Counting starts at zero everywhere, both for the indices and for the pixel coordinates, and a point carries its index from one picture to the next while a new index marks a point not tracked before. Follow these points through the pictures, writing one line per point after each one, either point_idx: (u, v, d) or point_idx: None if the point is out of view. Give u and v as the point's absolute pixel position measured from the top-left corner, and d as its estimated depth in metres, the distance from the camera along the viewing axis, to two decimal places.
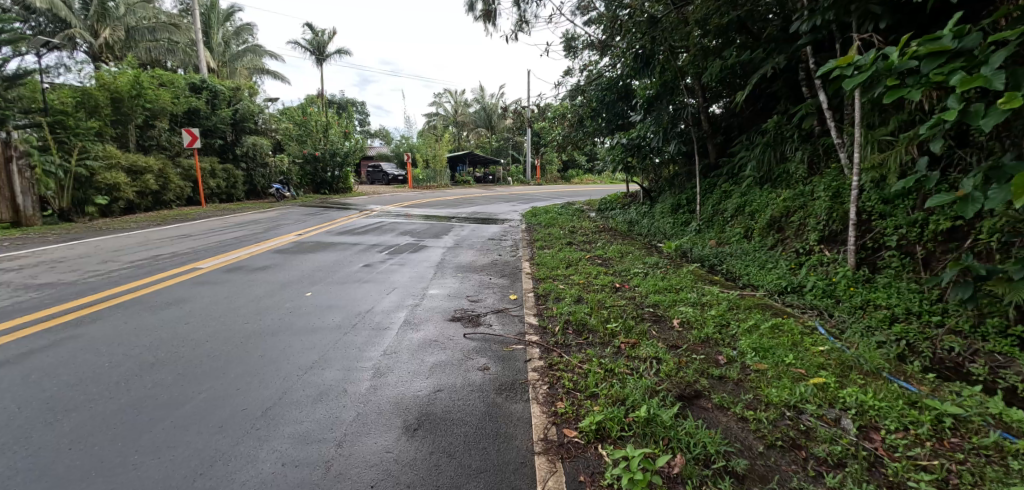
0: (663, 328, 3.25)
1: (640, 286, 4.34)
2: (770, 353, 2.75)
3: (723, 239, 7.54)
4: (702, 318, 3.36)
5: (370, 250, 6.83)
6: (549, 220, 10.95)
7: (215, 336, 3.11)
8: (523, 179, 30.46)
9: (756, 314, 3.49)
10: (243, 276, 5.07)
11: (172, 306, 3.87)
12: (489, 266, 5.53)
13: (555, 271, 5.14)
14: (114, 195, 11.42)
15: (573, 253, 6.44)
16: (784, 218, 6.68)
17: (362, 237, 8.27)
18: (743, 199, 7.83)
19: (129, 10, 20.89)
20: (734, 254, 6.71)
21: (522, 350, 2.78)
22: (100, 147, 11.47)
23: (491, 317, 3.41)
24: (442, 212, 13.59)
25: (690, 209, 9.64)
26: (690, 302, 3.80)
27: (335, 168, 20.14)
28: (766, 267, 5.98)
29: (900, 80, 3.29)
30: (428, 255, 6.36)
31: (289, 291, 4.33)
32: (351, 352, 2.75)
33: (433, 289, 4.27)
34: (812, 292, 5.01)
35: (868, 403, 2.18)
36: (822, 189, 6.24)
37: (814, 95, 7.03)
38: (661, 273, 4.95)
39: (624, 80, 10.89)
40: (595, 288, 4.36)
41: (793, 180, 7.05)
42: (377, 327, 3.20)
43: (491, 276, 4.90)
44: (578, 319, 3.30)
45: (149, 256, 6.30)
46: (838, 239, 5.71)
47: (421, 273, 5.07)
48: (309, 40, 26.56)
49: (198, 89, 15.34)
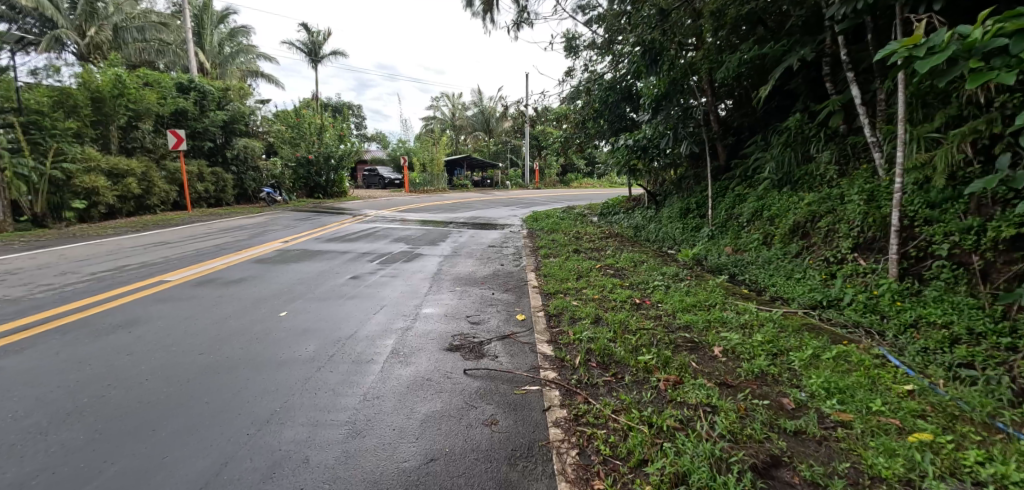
0: (705, 358, 2.69)
1: (665, 303, 3.80)
2: (848, 395, 2.20)
3: (740, 245, 7.00)
4: (749, 346, 2.81)
5: (359, 259, 6.26)
6: (552, 226, 10.39)
7: (158, 373, 2.56)
8: (521, 183, 30.02)
9: (812, 340, 2.93)
10: (214, 290, 4.51)
11: (121, 330, 3.30)
12: (490, 277, 4.97)
13: (565, 283, 4.58)
14: (93, 200, 10.80)
15: (582, 262, 5.89)
16: (809, 223, 6.14)
17: (352, 243, 7.72)
18: (760, 203, 7.31)
19: (117, 10, 20.35)
20: (755, 263, 6.18)
21: (537, 394, 2.22)
22: (78, 149, 10.86)
23: (496, 345, 2.83)
24: (439, 216, 13.02)
25: (701, 213, 9.08)
26: (727, 325, 3.25)
27: (329, 171, 19.62)
28: (794, 277, 5.46)
29: (982, 63, 2.79)
30: (424, 264, 5.79)
31: (263, 310, 3.78)
32: (322, 398, 2.20)
33: (427, 307, 3.70)
34: (852, 308, 4.48)
35: (1009, 477, 1.63)
36: (853, 192, 5.71)
37: (840, 91, 6.53)
38: (684, 285, 4.40)
39: (627, 80, 10.44)
40: (613, 305, 3.83)
41: (818, 182, 6.52)
42: (358, 361, 2.64)
43: (494, 290, 4.33)
44: (601, 348, 2.73)
45: (115, 267, 5.73)
46: (875, 247, 5.18)
47: (415, 287, 4.50)
48: (304, 41, 26.02)
49: (186, 90, 14.75)
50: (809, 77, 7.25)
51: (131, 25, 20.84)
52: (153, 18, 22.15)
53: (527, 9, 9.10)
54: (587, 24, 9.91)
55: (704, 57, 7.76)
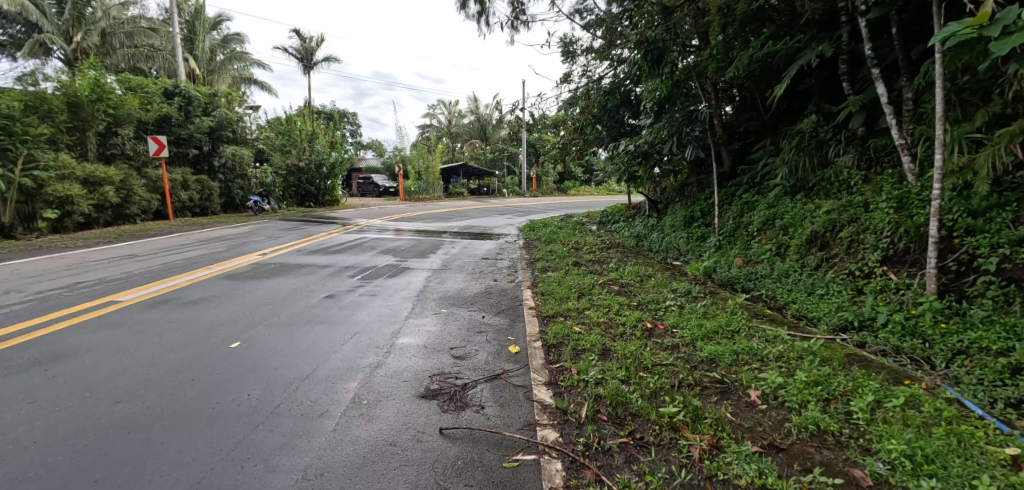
0: (743, 408, 2.18)
1: (682, 329, 3.30)
2: (940, 466, 1.71)
3: (751, 256, 6.49)
4: (795, 390, 2.30)
5: (340, 274, 5.72)
6: (550, 235, 9.89)
7: (53, 433, 2.03)
8: (518, 191, 29.72)
9: (869, 381, 2.42)
10: (166, 313, 3.95)
11: (37, 367, 2.76)
12: (481, 296, 4.44)
13: (565, 304, 4.06)
14: (66, 209, 10.25)
15: (582, 277, 5.38)
16: (828, 233, 5.64)
17: (336, 256, 7.19)
18: (771, 211, 6.82)
19: (105, 15, 19.94)
20: (770, 277, 5.68)
21: (535, 468, 1.72)
22: (52, 155, 10.33)
23: (483, 391, 2.30)
24: (432, 225, 12.53)
25: (707, 221, 8.58)
26: (761, 361, 2.75)
27: (321, 179, 19.15)
28: (816, 293, 4.95)
29: None
30: (410, 280, 5.26)
31: (215, 338, 3.24)
32: (249, 476, 1.69)
33: (404, 335, 3.16)
34: (888, 330, 3.96)
35: None
36: (880, 200, 5.23)
37: (859, 91, 6.09)
38: (699, 306, 3.89)
39: (628, 83, 10.01)
40: (622, 333, 3.30)
41: (837, 189, 6.04)
42: (308, 414, 2.10)
43: (485, 312, 3.82)
44: (613, 395, 2.21)
45: (67, 284, 5.17)
46: (907, 260, 4.68)
47: (396, 308, 3.97)
48: (296, 47, 25.63)
49: (170, 95, 14.19)
50: (823, 76, 6.83)
51: (119, 31, 20.45)
52: (142, 23, 21.74)
53: (524, 11, 8.68)
54: (585, 29, 9.52)
55: (710, 57, 7.33)
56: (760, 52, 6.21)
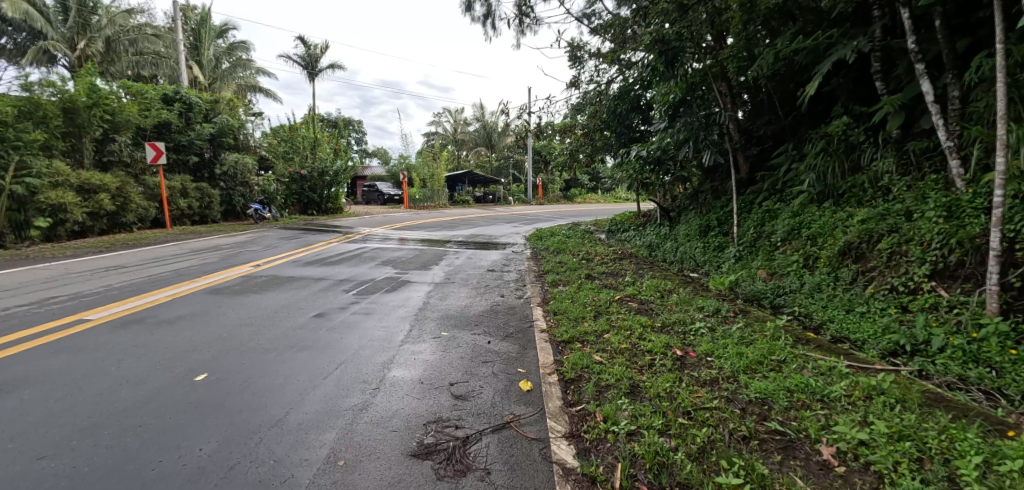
0: (817, 471, 1.76)
1: (721, 360, 2.85)
2: None
3: (775, 268, 6.02)
4: (879, 447, 1.85)
5: (334, 288, 5.29)
6: (558, 245, 9.46)
7: None
8: (523, 198, 29.33)
9: (968, 434, 1.97)
10: (135, 334, 3.54)
11: None
12: (487, 315, 4.01)
13: (581, 325, 3.62)
14: (60, 217, 9.94)
15: (596, 292, 4.93)
16: (864, 244, 5.16)
17: (333, 267, 6.78)
18: (795, 220, 6.36)
19: (110, 22, 19.87)
20: (801, 291, 5.19)
21: None
22: (46, 162, 10.02)
23: (490, 448, 1.89)
24: (437, 234, 12.13)
25: (723, 230, 8.10)
26: (823, 403, 2.29)
27: (324, 187, 18.83)
28: (856, 311, 4.46)
29: None
30: (409, 295, 4.84)
31: (181, 367, 2.82)
32: None
33: (397, 366, 2.72)
34: (947, 356, 3.47)
35: None
36: (924, 207, 4.77)
37: (894, 90, 5.65)
38: (733, 329, 3.44)
39: (639, 87, 9.61)
40: (649, 363, 2.86)
41: (871, 195, 5.59)
42: (269, 481, 1.69)
43: (490, 335, 3.38)
44: (653, 455, 1.81)
45: (40, 299, 4.78)
46: (960, 275, 4.21)
47: (392, 330, 3.55)
48: (300, 54, 25.46)
49: (170, 101, 13.90)
50: (852, 76, 6.40)
51: (123, 37, 20.32)
52: (147, 30, 21.63)
53: (531, 14, 8.30)
54: (593, 32, 9.15)
55: (730, 57, 6.89)
56: (787, 48, 5.75)
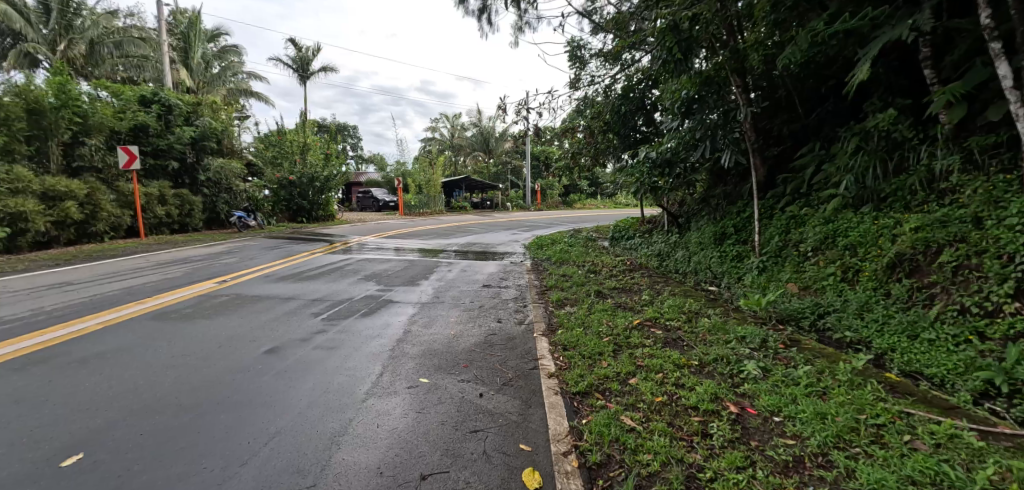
0: None
1: (798, 425, 2.10)
2: None
3: (808, 282, 5.26)
4: None
5: (302, 311, 4.52)
6: (559, 255, 8.74)
7: None
8: (523, 204, 28.59)
9: None
10: (24, 382, 2.73)
11: None
12: (480, 350, 3.23)
13: (598, 366, 2.84)
14: (20, 227, 9.10)
15: (610, 315, 4.16)
16: (919, 256, 4.37)
17: (306, 283, 5.99)
18: (828, 227, 5.59)
19: (93, 24, 19.08)
20: (847, 311, 4.39)
21: None
22: (5, 168, 9.22)
23: None
24: (430, 243, 11.36)
25: (741, 238, 7.30)
26: None
27: (314, 194, 18.05)
28: (923, 339, 3.65)
29: None
30: (387, 320, 4.08)
31: (51, 442, 2.03)
32: None
33: (350, 441, 1.98)
34: None
35: None
36: (1000, 212, 4.01)
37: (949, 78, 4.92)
38: (794, 372, 2.67)
39: (646, 85, 8.89)
40: (701, 426, 2.10)
41: (923, 200, 4.85)
42: None
43: (482, 383, 2.61)
44: None
45: None
46: None
47: (359, 373, 2.79)
48: (291, 56, 24.70)
49: (148, 103, 13.06)
50: (891, 66, 5.69)
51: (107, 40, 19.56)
52: (133, 33, 20.90)
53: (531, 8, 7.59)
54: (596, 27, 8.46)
55: (754, 46, 6.14)
56: (824, 31, 5.03)
